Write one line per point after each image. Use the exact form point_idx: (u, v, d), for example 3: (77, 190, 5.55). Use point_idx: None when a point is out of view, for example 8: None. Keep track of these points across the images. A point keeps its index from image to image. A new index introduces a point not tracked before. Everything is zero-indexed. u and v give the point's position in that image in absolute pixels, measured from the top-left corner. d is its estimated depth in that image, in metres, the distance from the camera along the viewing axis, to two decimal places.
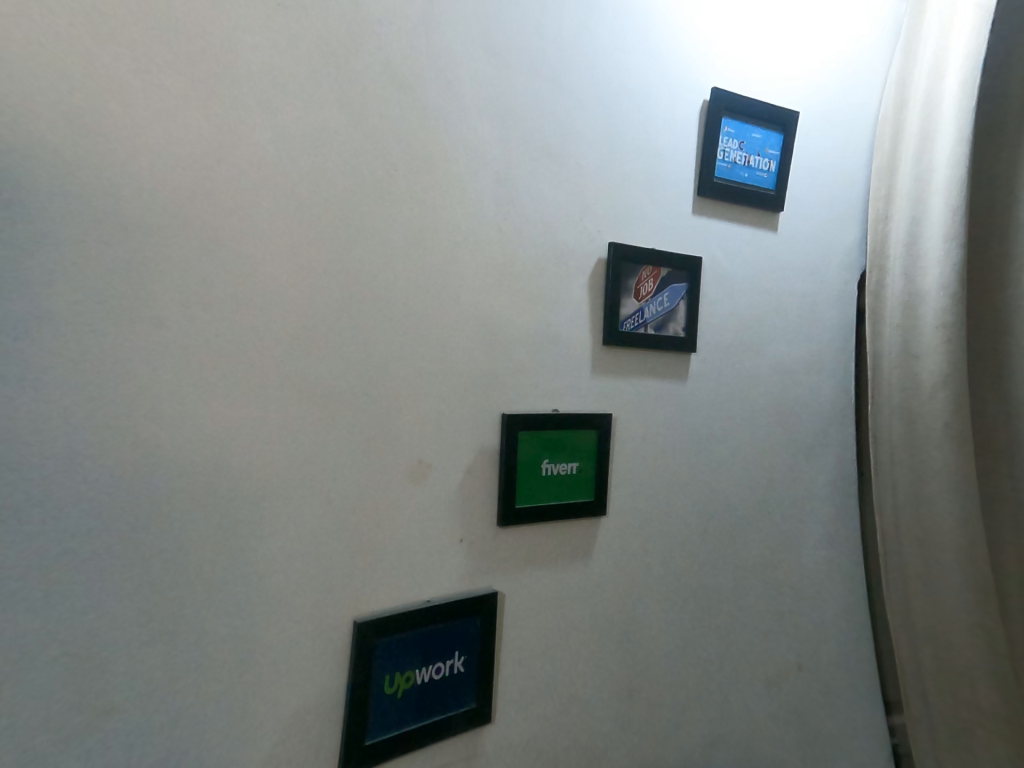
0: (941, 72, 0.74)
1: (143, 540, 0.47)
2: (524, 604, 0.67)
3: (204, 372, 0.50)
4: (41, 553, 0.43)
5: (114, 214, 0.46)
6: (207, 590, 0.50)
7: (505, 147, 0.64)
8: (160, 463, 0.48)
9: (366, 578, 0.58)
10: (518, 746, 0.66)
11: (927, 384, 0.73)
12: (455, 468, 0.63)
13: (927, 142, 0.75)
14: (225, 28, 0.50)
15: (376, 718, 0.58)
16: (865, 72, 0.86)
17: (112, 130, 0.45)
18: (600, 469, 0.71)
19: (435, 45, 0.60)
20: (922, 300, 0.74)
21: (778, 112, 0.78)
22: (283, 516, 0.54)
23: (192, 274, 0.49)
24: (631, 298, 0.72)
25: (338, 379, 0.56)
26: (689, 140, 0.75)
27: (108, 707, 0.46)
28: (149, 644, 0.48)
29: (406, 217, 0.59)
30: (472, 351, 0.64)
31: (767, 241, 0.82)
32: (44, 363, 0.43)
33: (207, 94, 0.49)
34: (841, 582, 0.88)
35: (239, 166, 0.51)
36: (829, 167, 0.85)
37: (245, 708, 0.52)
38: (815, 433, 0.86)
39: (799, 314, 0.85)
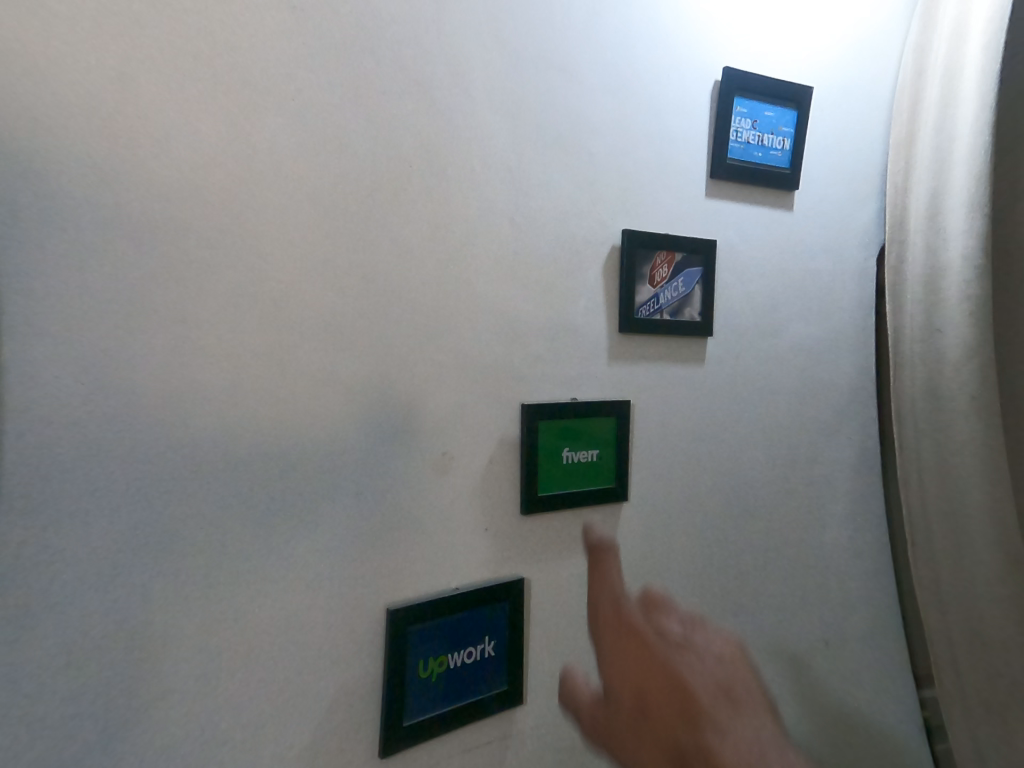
0: (962, 37, 0.72)
1: (186, 534, 0.50)
2: (550, 590, 0.69)
3: (235, 372, 0.52)
4: (95, 548, 0.46)
5: (144, 223, 0.48)
6: (248, 580, 0.53)
7: (516, 138, 0.64)
8: (196, 461, 0.50)
9: (397, 567, 0.60)
10: (549, 724, 0.68)
11: (951, 359, 0.72)
12: (479, 459, 0.64)
13: (948, 110, 0.73)
14: (241, 32, 0.51)
15: (412, 701, 0.60)
16: (879, 44, 0.84)
17: (140, 141, 0.47)
18: (620, 455, 0.71)
19: (444, 39, 0.60)
20: (944, 274, 0.72)
21: (792, 89, 0.76)
22: (315, 509, 0.56)
23: (220, 278, 0.51)
24: (646, 285, 0.72)
25: (362, 374, 0.58)
26: (700, 122, 0.74)
27: (163, 690, 0.49)
28: (197, 632, 0.50)
29: (422, 212, 0.60)
30: (489, 342, 0.65)
31: (782, 221, 0.81)
32: (87, 370, 0.46)
33: (226, 100, 0.50)
34: (864, 562, 0.87)
35: (260, 169, 0.52)
36: (844, 143, 0.84)
37: (288, 691, 0.55)
38: (835, 414, 0.86)
39: (816, 294, 0.84)
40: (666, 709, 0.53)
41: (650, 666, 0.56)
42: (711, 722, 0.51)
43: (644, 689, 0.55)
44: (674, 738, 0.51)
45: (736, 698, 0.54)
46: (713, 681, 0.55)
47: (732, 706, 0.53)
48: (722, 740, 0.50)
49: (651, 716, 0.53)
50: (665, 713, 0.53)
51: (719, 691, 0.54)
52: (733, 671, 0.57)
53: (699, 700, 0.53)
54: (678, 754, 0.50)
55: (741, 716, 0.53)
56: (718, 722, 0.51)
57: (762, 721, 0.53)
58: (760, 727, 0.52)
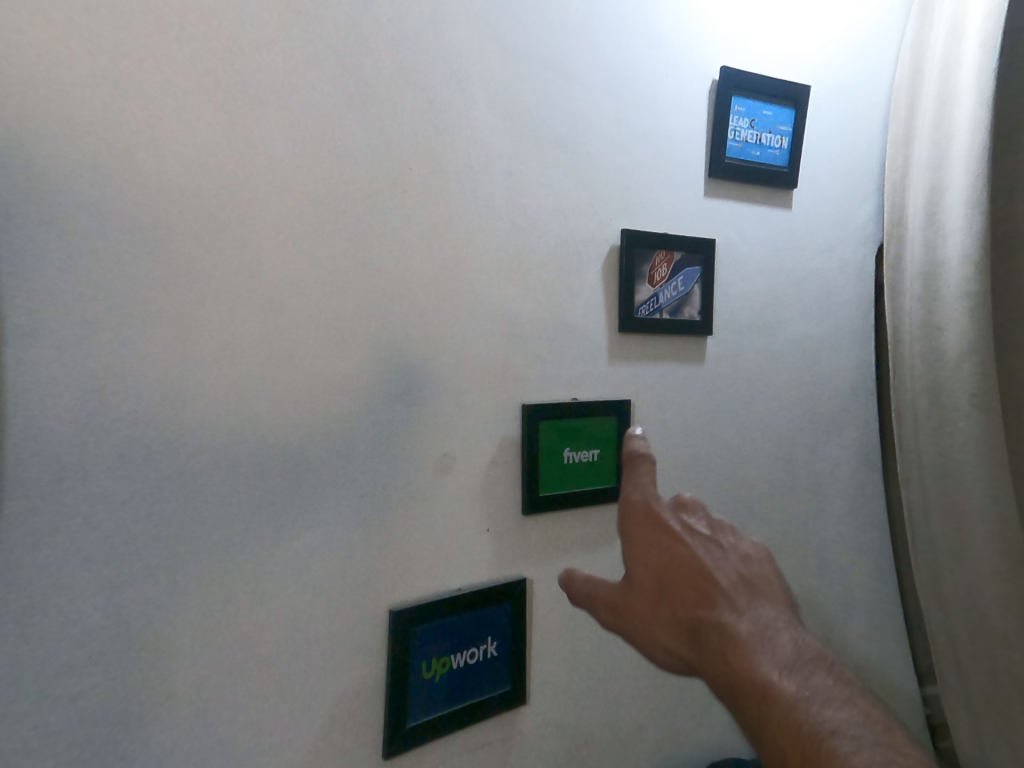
0: (959, 34, 0.72)
1: (187, 538, 0.50)
2: (552, 590, 0.69)
3: (235, 375, 0.52)
4: (97, 552, 0.46)
5: (144, 228, 0.48)
6: (251, 583, 0.53)
7: (514, 139, 0.65)
8: (197, 465, 0.50)
9: (399, 568, 0.60)
10: (551, 724, 0.68)
11: (952, 355, 0.72)
12: (479, 459, 0.64)
13: (946, 108, 0.73)
14: (239, 37, 0.51)
15: (415, 702, 0.60)
16: (876, 43, 0.84)
17: (142, 147, 0.47)
18: (621, 454, 0.71)
19: (441, 41, 0.60)
20: (944, 271, 0.72)
21: (789, 87, 0.77)
22: (316, 511, 0.56)
23: (220, 282, 0.51)
24: (645, 284, 0.72)
25: (363, 376, 0.58)
26: (698, 122, 0.74)
27: (165, 694, 0.49)
28: (200, 635, 0.51)
29: (421, 213, 0.60)
30: (489, 343, 0.65)
31: (780, 219, 0.81)
32: (88, 375, 0.46)
33: (224, 104, 0.51)
34: (865, 559, 0.88)
35: (258, 172, 0.52)
36: (842, 141, 0.84)
37: (291, 694, 0.55)
38: (836, 412, 0.86)
39: (816, 293, 0.84)
40: (686, 591, 0.55)
41: (675, 555, 0.57)
42: (729, 603, 0.53)
43: (667, 574, 0.56)
44: (692, 615, 0.53)
45: (757, 588, 0.56)
46: (736, 573, 0.57)
47: (752, 593, 0.55)
48: (740, 618, 0.52)
49: (671, 597, 0.55)
50: (686, 594, 0.55)
51: (741, 581, 0.56)
52: (756, 568, 0.58)
53: (720, 585, 0.55)
54: (695, 628, 0.53)
55: (760, 601, 0.54)
56: (737, 604, 0.53)
57: (781, 607, 0.54)
58: (779, 612, 0.53)
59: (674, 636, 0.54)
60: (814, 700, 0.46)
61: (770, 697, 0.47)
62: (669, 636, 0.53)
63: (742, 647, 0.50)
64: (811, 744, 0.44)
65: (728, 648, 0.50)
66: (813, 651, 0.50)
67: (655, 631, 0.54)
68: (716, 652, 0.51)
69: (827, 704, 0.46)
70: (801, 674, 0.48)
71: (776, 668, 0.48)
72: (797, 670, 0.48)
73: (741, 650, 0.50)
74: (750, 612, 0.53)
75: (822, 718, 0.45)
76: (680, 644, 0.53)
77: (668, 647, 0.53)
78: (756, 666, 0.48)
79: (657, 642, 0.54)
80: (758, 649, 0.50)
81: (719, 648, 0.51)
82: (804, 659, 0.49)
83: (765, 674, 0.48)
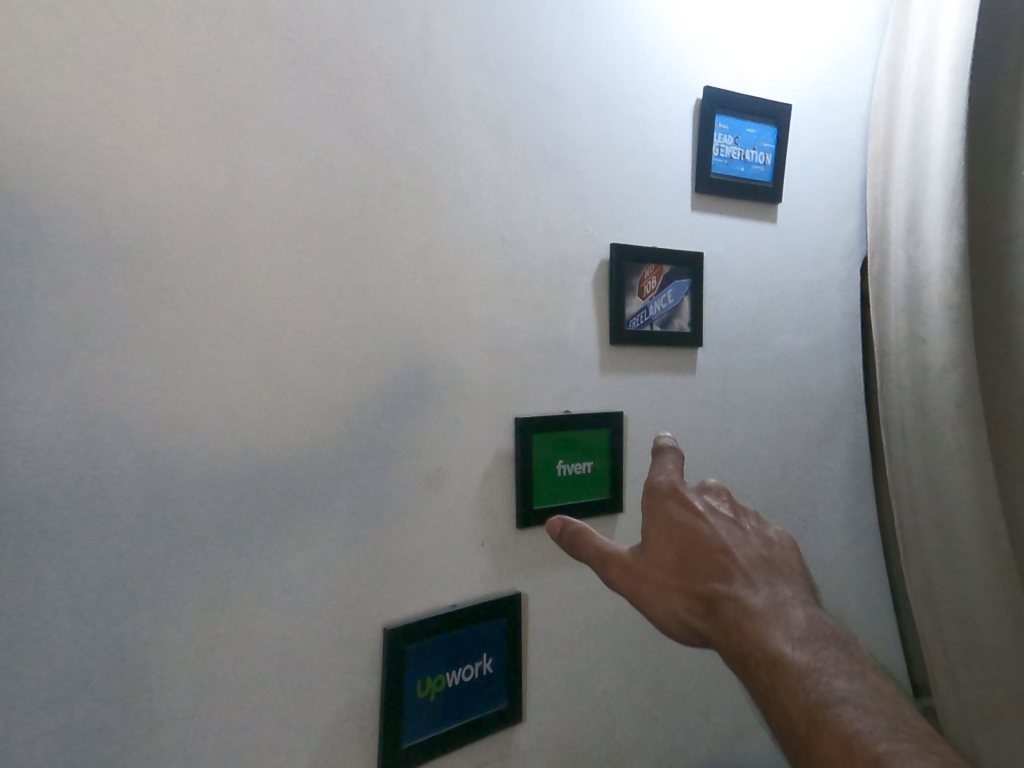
0: (931, 55, 0.74)
1: (178, 561, 0.50)
2: (547, 604, 0.69)
3: (228, 395, 0.52)
4: (86, 578, 0.46)
5: (137, 252, 0.48)
6: (243, 606, 0.52)
7: (504, 158, 0.66)
8: (188, 486, 0.50)
9: (393, 586, 0.60)
10: (548, 741, 0.67)
11: (936, 365, 0.73)
12: (473, 474, 0.65)
13: (923, 125, 0.75)
14: (232, 65, 0.52)
15: (410, 722, 0.59)
16: (854, 62, 0.87)
17: (135, 173, 0.48)
18: (614, 466, 0.72)
19: (430, 65, 0.61)
20: (926, 283, 0.74)
21: (771, 105, 0.79)
22: (309, 530, 0.55)
23: (213, 304, 0.51)
24: (635, 297, 0.73)
25: (354, 393, 0.58)
26: (683, 139, 0.76)
27: (155, 721, 0.48)
28: (192, 659, 0.50)
29: (412, 232, 0.61)
30: (482, 358, 0.65)
31: (767, 232, 0.82)
32: (79, 399, 0.46)
33: (217, 130, 0.52)
34: (859, 567, 0.88)
35: (251, 196, 0.53)
36: (824, 156, 0.86)
37: (283, 718, 0.54)
38: (826, 420, 0.87)
39: (804, 303, 0.85)
40: (700, 560, 0.48)
41: (692, 525, 0.51)
42: (746, 576, 0.47)
43: (681, 543, 0.50)
44: (704, 583, 0.47)
45: (777, 566, 0.49)
46: (756, 549, 0.50)
47: (772, 569, 0.48)
48: (756, 591, 0.46)
49: (683, 565, 0.49)
50: (699, 564, 0.48)
51: (761, 557, 0.49)
52: (779, 549, 0.51)
53: (738, 556, 0.48)
54: (706, 597, 0.47)
55: (780, 578, 0.48)
56: (754, 578, 0.47)
57: (802, 589, 0.48)
58: (799, 592, 0.47)
59: (681, 604, 0.47)
60: (830, 676, 0.40)
61: (780, 668, 0.41)
62: (676, 603, 0.47)
63: (754, 618, 0.44)
64: (822, 718, 0.38)
65: (741, 619, 0.44)
66: (834, 631, 0.43)
67: (661, 599, 0.48)
68: (728, 622, 0.45)
69: (845, 681, 0.40)
70: (818, 649, 0.42)
71: (789, 641, 0.42)
72: (812, 645, 0.42)
73: (754, 622, 0.44)
74: (767, 586, 0.47)
75: (837, 694, 0.39)
76: (686, 612, 0.47)
77: (674, 615, 0.47)
78: (768, 638, 0.42)
79: (661, 611, 0.48)
80: (772, 622, 0.43)
81: (730, 618, 0.45)
82: (822, 635, 0.43)
83: (777, 645, 0.42)
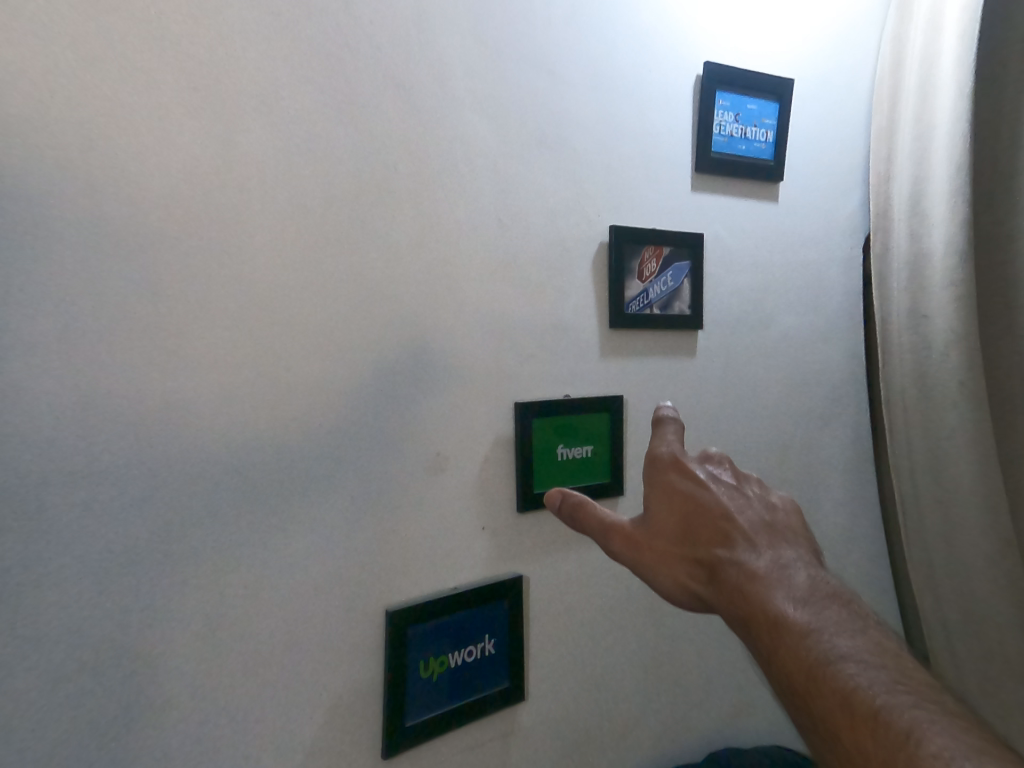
0: (937, 26, 0.73)
1: (181, 544, 0.50)
2: (548, 586, 0.69)
3: (226, 379, 0.52)
4: (89, 561, 0.46)
5: (129, 233, 0.48)
6: (246, 588, 0.53)
7: (501, 138, 0.65)
8: (188, 470, 0.50)
9: (395, 569, 0.60)
10: (551, 720, 0.68)
11: (938, 344, 0.73)
12: (473, 458, 0.65)
13: (927, 99, 0.74)
14: (220, 40, 0.51)
15: (414, 701, 0.60)
16: (858, 35, 0.85)
17: (124, 153, 0.47)
18: (615, 449, 0.72)
19: (424, 42, 0.60)
20: (930, 261, 0.73)
21: (773, 81, 0.77)
22: (310, 513, 0.56)
23: (207, 287, 0.51)
24: (635, 280, 0.72)
25: (353, 377, 0.58)
26: (683, 117, 0.75)
27: (162, 701, 0.49)
28: (197, 641, 0.50)
29: (408, 214, 0.60)
30: (481, 342, 0.65)
31: (769, 212, 0.81)
32: (76, 383, 0.46)
33: (207, 108, 0.50)
34: (859, 548, 0.88)
35: (243, 176, 0.52)
36: (827, 134, 0.84)
37: (288, 697, 0.55)
38: (827, 403, 0.86)
39: (805, 285, 0.84)
40: (702, 528, 0.49)
41: (694, 494, 0.52)
42: (747, 541, 0.47)
43: (683, 511, 0.51)
44: (706, 550, 0.48)
45: (781, 531, 0.49)
46: (758, 515, 0.50)
47: (775, 534, 0.49)
48: (757, 555, 0.46)
49: (685, 533, 0.49)
50: (701, 531, 0.49)
51: (763, 522, 0.50)
52: (782, 515, 0.52)
53: (739, 522, 0.49)
54: (708, 563, 0.47)
55: (782, 542, 0.48)
56: (756, 542, 0.47)
57: (805, 552, 0.48)
58: (802, 554, 0.47)
59: (684, 570, 0.48)
60: (831, 633, 0.39)
61: (781, 628, 0.41)
62: (678, 570, 0.48)
63: (756, 581, 0.44)
64: (823, 673, 0.37)
65: (742, 582, 0.45)
66: (837, 590, 0.43)
67: (664, 567, 0.49)
68: (729, 586, 0.45)
69: (847, 638, 0.39)
70: (820, 608, 0.41)
71: (790, 601, 0.42)
72: (814, 604, 0.42)
73: (755, 585, 0.44)
74: (769, 550, 0.47)
75: (839, 650, 0.38)
76: (689, 578, 0.48)
77: (677, 582, 0.48)
78: (769, 599, 0.43)
79: (664, 578, 0.49)
80: (773, 583, 0.44)
81: (731, 582, 0.45)
82: (824, 595, 0.42)
83: (777, 606, 0.42)
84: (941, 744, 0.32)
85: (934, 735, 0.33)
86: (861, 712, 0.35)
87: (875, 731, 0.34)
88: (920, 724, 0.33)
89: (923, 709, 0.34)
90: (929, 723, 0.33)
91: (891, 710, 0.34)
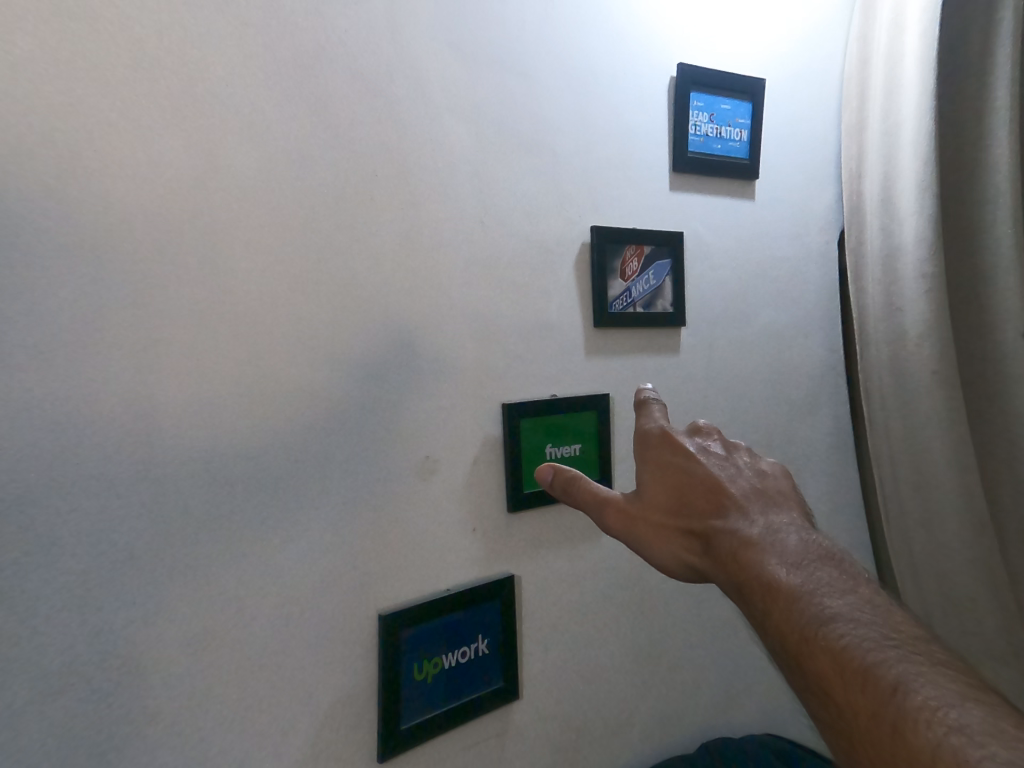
0: (900, 25, 0.75)
1: (171, 557, 0.50)
2: (541, 585, 0.70)
3: (211, 390, 0.52)
4: (78, 579, 0.46)
5: (110, 248, 0.47)
6: (239, 599, 0.53)
7: (479, 142, 0.65)
8: (175, 483, 0.50)
9: (387, 574, 0.60)
10: (547, 717, 0.69)
11: (912, 335, 0.75)
12: (461, 461, 0.65)
13: (893, 96, 0.76)
14: (191, 50, 0.50)
15: (409, 705, 0.60)
16: (826, 33, 0.86)
17: (96, 163, 0.47)
18: (602, 447, 0.73)
19: (400, 48, 0.60)
20: (901, 253, 0.75)
21: (746, 81, 0.79)
22: (299, 521, 0.56)
23: (189, 300, 0.51)
24: (618, 279, 0.73)
25: (337, 383, 0.58)
26: (660, 118, 0.76)
27: (155, 716, 0.49)
28: (187, 653, 0.50)
29: (389, 220, 0.61)
30: (465, 345, 0.65)
31: (747, 209, 0.83)
32: (58, 400, 0.45)
33: (183, 119, 0.50)
34: (845, 536, 0.90)
35: (220, 187, 0.52)
36: (800, 131, 0.86)
37: (283, 706, 0.55)
38: (809, 394, 0.88)
39: (785, 280, 0.86)
40: (696, 499, 0.50)
41: (685, 467, 0.53)
42: (740, 509, 0.49)
43: (675, 485, 0.52)
44: (702, 521, 0.49)
45: (771, 497, 0.51)
46: (749, 483, 0.52)
47: (766, 501, 0.50)
48: (751, 522, 0.47)
49: (680, 506, 0.51)
50: (695, 503, 0.50)
51: (754, 490, 0.51)
52: (772, 480, 0.53)
53: (731, 491, 0.50)
54: (704, 534, 0.48)
55: (773, 508, 0.50)
56: (747, 510, 0.49)
57: (796, 516, 0.49)
58: (794, 518, 0.49)
59: (680, 542, 0.49)
60: (822, 594, 0.40)
61: (774, 592, 0.42)
62: (675, 543, 0.49)
63: (749, 547, 0.45)
64: (815, 633, 0.38)
65: (735, 549, 0.46)
66: (828, 551, 0.44)
67: (660, 540, 0.50)
68: (725, 553, 0.46)
69: (838, 598, 0.40)
70: (811, 570, 0.42)
71: (783, 565, 0.43)
72: (805, 567, 0.43)
73: (748, 551, 0.45)
74: (761, 517, 0.48)
75: (830, 610, 0.39)
76: (685, 551, 0.49)
77: (674, 555, 0.49)
78: (762, 564, 0.44)
79: (661, 552, 0.50)
80: (766, 549, 0.45)
81: (726, 551, 0.46)
82: (815, 557, 0.44)
83: (770, 570, 0.43)
84: (927, 694, 0.33)
85: (920, 687, 0.33)
86: (850, 669, 0.35)
87: (863, 686, 0.35)
88: (906, 676, 0.34)
89: (910, 661, 0.35)
90: (915, 675, 0.34)
91: (880, 665, 0.35)
